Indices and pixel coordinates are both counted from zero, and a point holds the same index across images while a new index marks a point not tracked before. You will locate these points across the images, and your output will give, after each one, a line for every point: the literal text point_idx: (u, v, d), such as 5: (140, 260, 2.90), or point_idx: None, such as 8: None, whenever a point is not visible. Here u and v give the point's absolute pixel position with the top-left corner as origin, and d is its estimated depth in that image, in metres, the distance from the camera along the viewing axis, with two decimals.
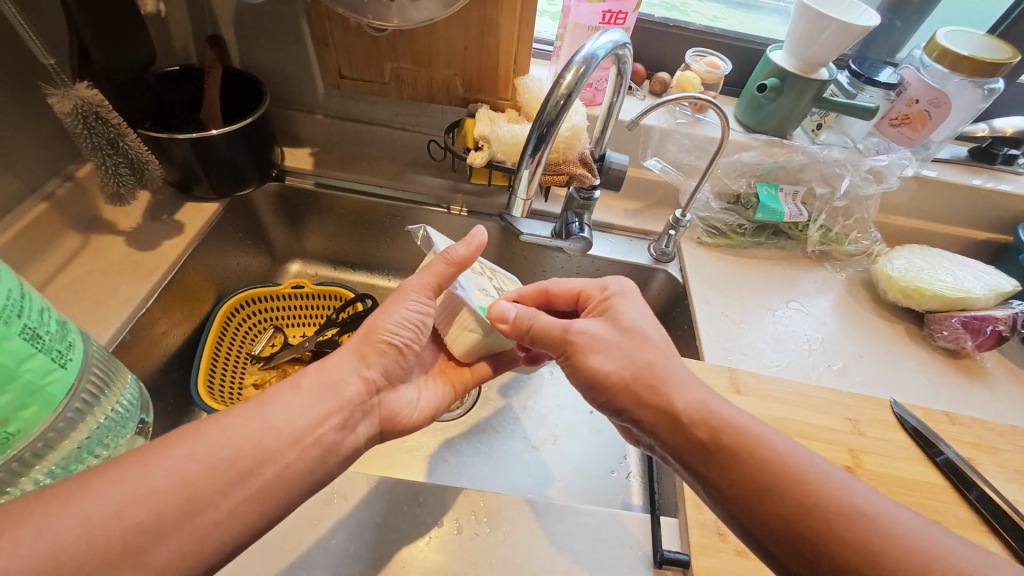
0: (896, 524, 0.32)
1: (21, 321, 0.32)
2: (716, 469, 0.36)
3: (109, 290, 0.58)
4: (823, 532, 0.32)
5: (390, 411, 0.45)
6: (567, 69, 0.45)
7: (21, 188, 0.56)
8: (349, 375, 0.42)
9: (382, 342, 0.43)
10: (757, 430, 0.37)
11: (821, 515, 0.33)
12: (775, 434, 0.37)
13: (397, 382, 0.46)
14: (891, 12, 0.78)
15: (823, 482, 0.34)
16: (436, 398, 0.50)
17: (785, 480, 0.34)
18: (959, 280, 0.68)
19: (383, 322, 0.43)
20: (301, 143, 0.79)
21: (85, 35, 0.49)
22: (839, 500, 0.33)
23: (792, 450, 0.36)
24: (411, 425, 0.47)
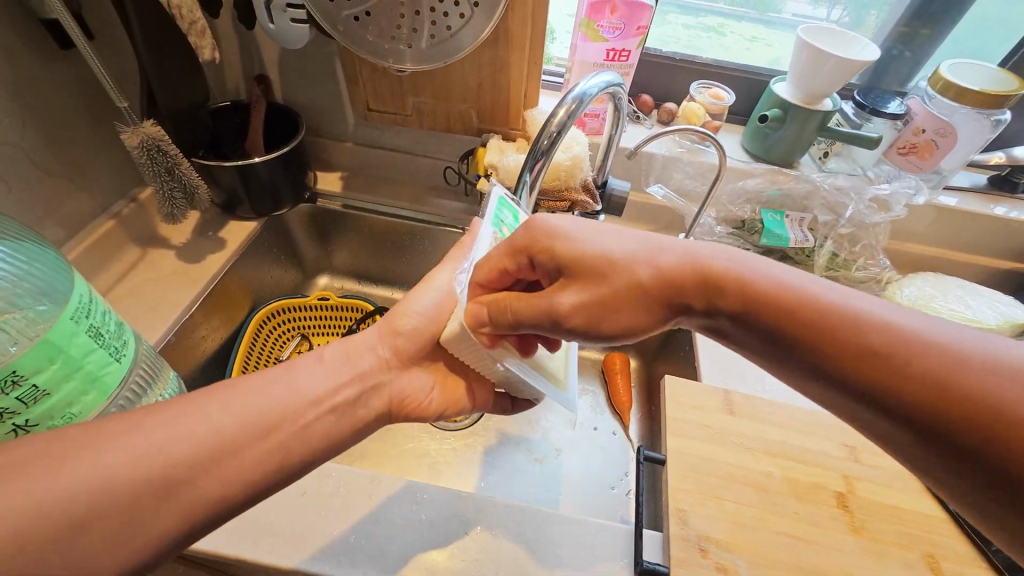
0: (898, 324, 0.31)
1: (88, 321, 0.38)
2: (656, 297, 0.37)
3: (160, 297, 0.66)
4: (839, 349, 0.31)
5: (403, 394, 0.50)
6: (559, 106, 0.49)
7: (94, 208, 0.66)
8: (368, 355, 0.49)
9: (400, 325, 0.50)
10: (652, 252, 0.38)
11: (811, 326, 0.32)
12: (688, 249, 0.38)
13: (409, 369, 0.51)
14: (900, 44, 0.80)
15: (790, 287, 0.34)
16: (443, 396, 0.54)
17: (764, 304, 0.34)
18: (971, 309, 0.67)
19: (406, 308, 0.51)
20: (333, 169, 0.87)
21: (154, 84, 0.58)
22: (826, 308, 0.33)
23: (742, 264, 0.36)
24: (418, 409, 0.51)
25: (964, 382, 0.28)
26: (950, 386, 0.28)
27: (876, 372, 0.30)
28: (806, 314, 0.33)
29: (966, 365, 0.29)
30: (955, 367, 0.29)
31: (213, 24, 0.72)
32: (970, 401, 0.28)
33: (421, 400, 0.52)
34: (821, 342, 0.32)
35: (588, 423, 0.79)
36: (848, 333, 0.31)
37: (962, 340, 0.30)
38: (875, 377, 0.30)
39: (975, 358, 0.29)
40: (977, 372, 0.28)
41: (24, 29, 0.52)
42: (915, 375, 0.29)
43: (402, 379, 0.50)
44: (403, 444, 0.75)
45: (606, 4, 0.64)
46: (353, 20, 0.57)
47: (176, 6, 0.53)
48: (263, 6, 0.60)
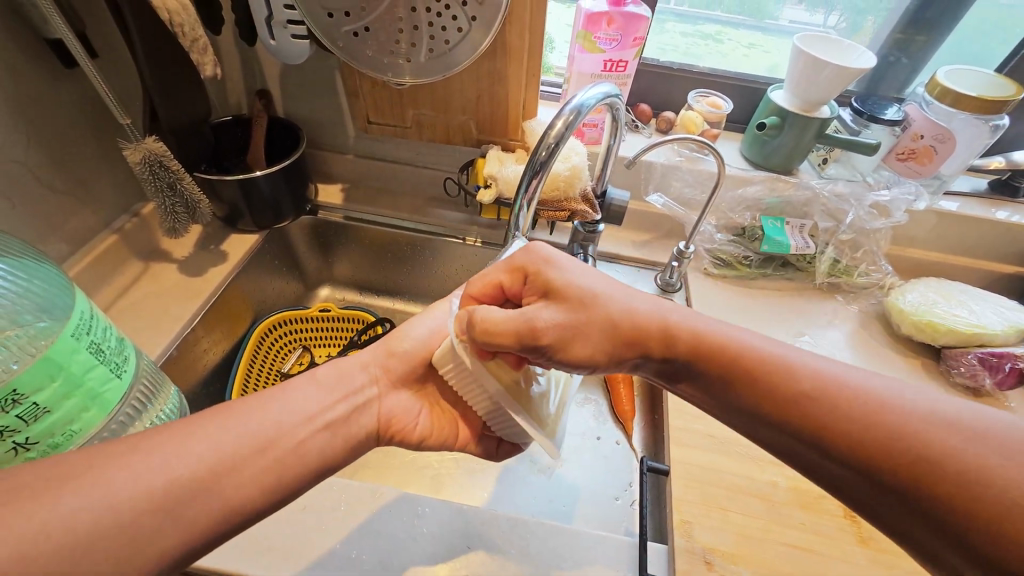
0: (838, 381, 0.34)
1: (89, 337, 0.38)
2: (625, 345, 0.39)
3: (162, 311, 0.66)
4: (786, 402, 0.34)
5: (388, 414, 0.50)
6: (557, 118, 0.49)
7: (97, 223, 0.66)
8: (360, 375, 0.50)
9: (399, 346, 0.52)
10: (623, 300, 0.40)
11: (763, 381, 0.35)
12: (654, 302, 0.40)
13: (401, 390, 0.52)
14: (896, 51, 0.81)
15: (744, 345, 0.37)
16: (431, 426, 0.52)
17: (723, 360, 0.37)
18: (976, 315, 0.67)
19: (407, 331, 0.53)
20: (334, 181, 0.88)
21: (156, 101, 0.58)
22: (775, 365, 0.36)
23: (701, 323, 0.39)
24: (403, 432, 0.50)
25: (897, 436, 0.31)
26: (883, 439, 0.31)
27: (819, 428, 0.33)
28: (757, 369, 0.36)
29: (901, 419, 0.31)
30: (889, 421, 0.31)
31: (215, 41, 0.73)
32: (901, 451, 0.30)
33: (408, 422, 0.51)
34: (771, 397, 0.35)
35: (591, 433, 0.78)
36: (793, 389, 0.34)
37: (901, 396, 0.32)
38: (820, 431, 0.33)
39: (909, 412, 0.31)
40: (912, 426, 0.31)
41: (28, 49, 0.53)
42: (854, 429, 0.32)
43: (393, 399, 0.51)
44: (405, 456, 0.75)
45: (603, 15, 0.64)
46: (353, 36, 0.57)
47: (178, 24, 0.55)
48: (263, 23, 0.61)
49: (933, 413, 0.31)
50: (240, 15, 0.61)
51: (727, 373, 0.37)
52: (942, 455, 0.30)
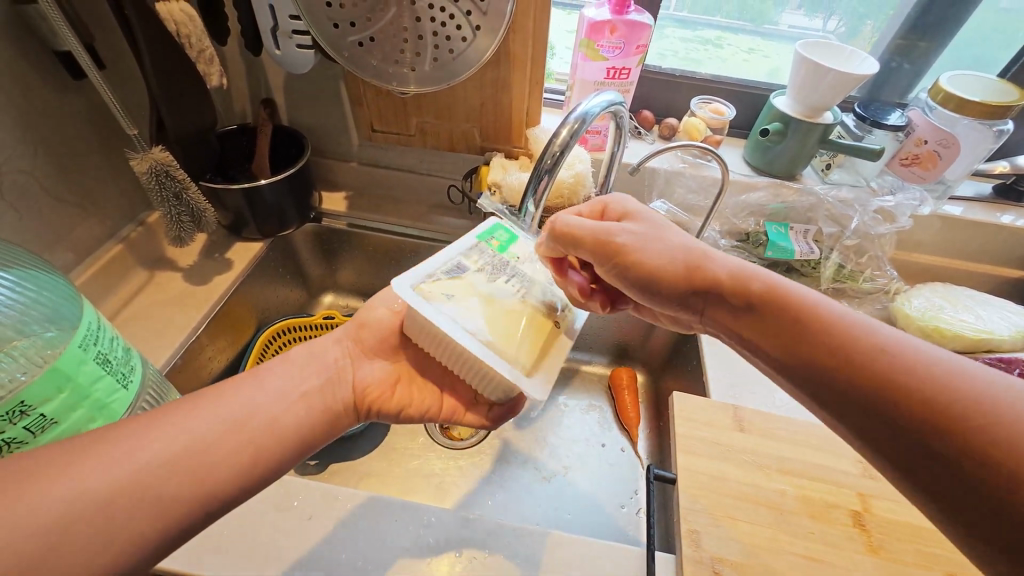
0: (876, 330, 0.33)
1: (96, 348, 0.39)
2: (684, 281, 0.41)
3: (167, 320, 0.66)
4: (809, 339, 0.34)
5: (363, 383, 0.49)
6: (562, 125, 0.49)
7: (103, 232, 0.66)
8: (334, 350, 0.50)
9: (365, 317, 0.52)
10: (694, 250, 0.42)
11: (792, 318, 0.35)
12: (721, 256, 0.41)
13: (372, 361, 0.51)
14: (900, 56, 0.81)
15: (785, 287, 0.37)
16: (407, 395, 0.51)
17: (755, 298, 0.38)
18: (983, 320, 0.66)
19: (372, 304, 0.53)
20: (338, 188, 0.88)
21: (162, 111, 0.59)
22: (809, 309, 0.35)
23: (757, 271, 0.39)
24: (378, 400, 0.49)
25: (922, 384, 0.29)
26: (901, 381, 0.30)
27: (839, 363, 0.32)
28: (788, 307, 0.36)
29: (932, 371, 0.29)
30: (916, 369, 0.30)
31: (221, 51, 0.73)
32: (921, 396, 0.29)
33: (383, 391, 0.50)
34: (796, 333, 0.35)
35: (596, 440, 0.78)
36: (823, 328, 0.34)
37: (940, 356, 0.30)
38: (834, 368, 0.32)
39: (944, 369, 0.29)
40: (938, 377, 0.29)
41: (37, 60, 0.54)
42: (873, 368, 0.31)
43: (364, 369, 0.50)
44: (410, 465, 0.75)
45: (606, 24, 0.65)
46: (357, 46, 0.58)
47: (186, 35, 0.56)
48: (269, 34, 0.62)
49: (968, 375, 0.29)
50: (246, 25, 0.62)
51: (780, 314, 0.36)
52: (961, 408, 0.28)
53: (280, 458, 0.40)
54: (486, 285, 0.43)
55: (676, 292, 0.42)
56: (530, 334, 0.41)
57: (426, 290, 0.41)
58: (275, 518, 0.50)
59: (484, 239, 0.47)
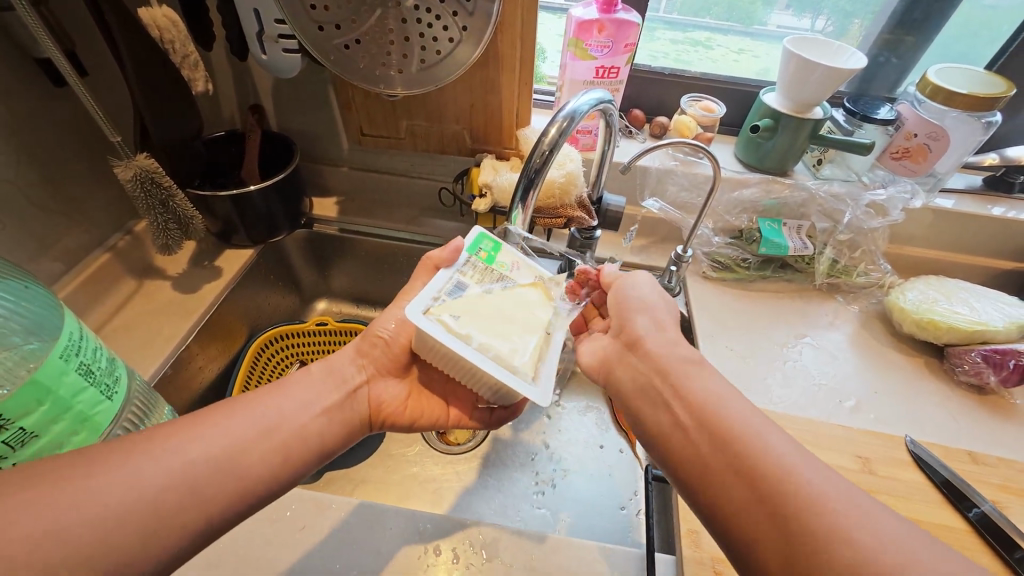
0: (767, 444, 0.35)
1: (78, 358, 0.38)
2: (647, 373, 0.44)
3: (156, 329, 0.66)
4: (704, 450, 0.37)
5: (379, 400, 0.50)
6: (550, 124, 0.49)
7: (90, 242, 0.65)
8: (349, 367, 0.50)
9: (376, 335, 0.51)
10: (665, 349, 0.44)
11: (716, 425, 0.37)
12: (683, 357, 0.43)
13: (383, 376, 0.51)
14: (886, 51, 0.81)
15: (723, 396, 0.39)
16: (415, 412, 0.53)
17: (691, 398, 0.40)
18: (977, 312, 0.66)
19: (380, 320, 0.51)
20: (329, 193, 0.88)
21: (146, 116, 0.58)
22: (732, 420, 0.37)
23: (716, 389, 0.40)
24: (390, 416, 0.51)
25: (806, 518, 0.31)
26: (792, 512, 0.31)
27: (734, 471, 0.35)
28: (715, 415, 0.38)
29: (815, 506, 0.31)
30: (809, 502, 0.31)
31: (208, 58, 0.73)
32: (802, 525, 0.31)
33: (397, 407, 0.52)
34: (709, 437, 0.37)
35: (594, 442, 0.77)
36: (736, 436, 0.36)
37: (832, 493, 0.32)
38: (736, 478, 0.34)
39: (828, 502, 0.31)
40: (822, 517, 0.31)
41: (17, 68, 0.53)
42: (770, 487, 0.33)
43: (377, 386, 0.50)
44: (407, 471, 0.74)
45: (593, 23, 0.65)
46: (343, 49, 0.57)
47: (169, 40, 0.55)
48: (254, 38, 0.61)
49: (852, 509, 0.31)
50: (231, 29, 0.62)
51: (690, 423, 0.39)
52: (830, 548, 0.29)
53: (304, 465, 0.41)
54: (480, 300, 0.43)
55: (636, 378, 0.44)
56: (526, 338, 0.41)
57: (435, 313, 0.41)
58: (269, 527, 0.49)
59: (472, 253, 0.47)
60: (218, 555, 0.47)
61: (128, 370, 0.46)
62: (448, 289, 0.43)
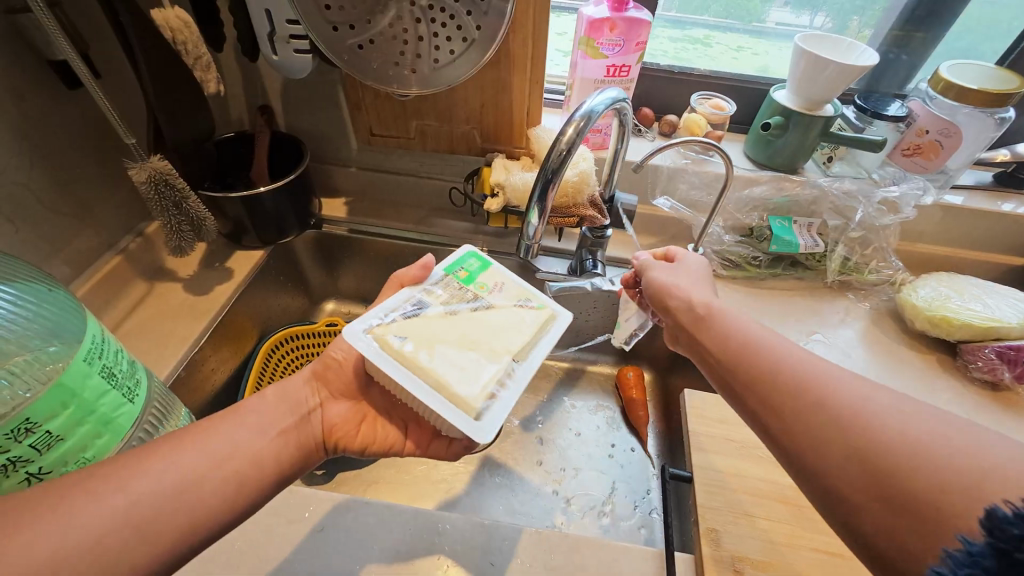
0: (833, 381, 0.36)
1: (101, 362, 0.38)
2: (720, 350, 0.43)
3: (168, 331, 0.66)
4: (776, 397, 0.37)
5: (331, 424, 0.49)
6: (568, 123, 0.49)
7: (101, 244, 0.65)
8: (303, 389, 0.49)
9: (331, 356, 0.52)
10: (735, 322, 0.43)
11: (799, 391, 0.36)
12: (758, 329, 0.42)
13: (336, 397, 0.51)
14: (896, 47, 0.81)
15: (804, 360, 0.38)
16: (371, 437, 0.51)
17: (767, 368, 0.38)
18: (990, 308, 0.66)
19: (336, 343, 0.53)
20: (338, 194, 0.87)
21: (159, 118, 0.58)
22: (816, 383, 0.36)
23: (757, 336, 0.41)
24: (343, 439, 0.49)
25: (912, 469, 0.29)
26: (897, 463, 0.30)
27: (828, 434, 0.33)
28: (790, 384, 0.37)
29: (921, 447, 0.30)
30: (912, 449, 0.30)
31: (217, 58, 0.73)
32: (911, 472, 0.29)
33: (350, 430, 0.50)
34: (791, 407, 0.36)
35: (605, 441, 0.77)
36: (819, 398, 0.35)
37: (945, 433, 0.30)
38: (830, 441, 0.33)
39: (942, 444, 0.30)
40: (935, 461, 0.29)
41: (30, 71, 0.53)
42: (869, 441, 0.32)
43: (330, 407, 0.50)
44: (419, 472, 0.74)
45: (605, 22, 0.65)
46: (357, 49, 0.57)
47: (182, 42, 0.53)
48: (266, 39, 0.61)
49: (974, 444, 0.29)
50: (242, 30, 0.62)
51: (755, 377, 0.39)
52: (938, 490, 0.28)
53: (263, 488, 0.41)
54: (438, 323, 0.42)
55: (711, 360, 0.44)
56: (478, 365, 0.39)
57: (378, 332, 0.41)
58: (287, 529, 0.49)
59: (450, 273, 0.48)
60: (237, 557, 0.47)
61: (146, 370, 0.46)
62: (402, 307, 0.43)
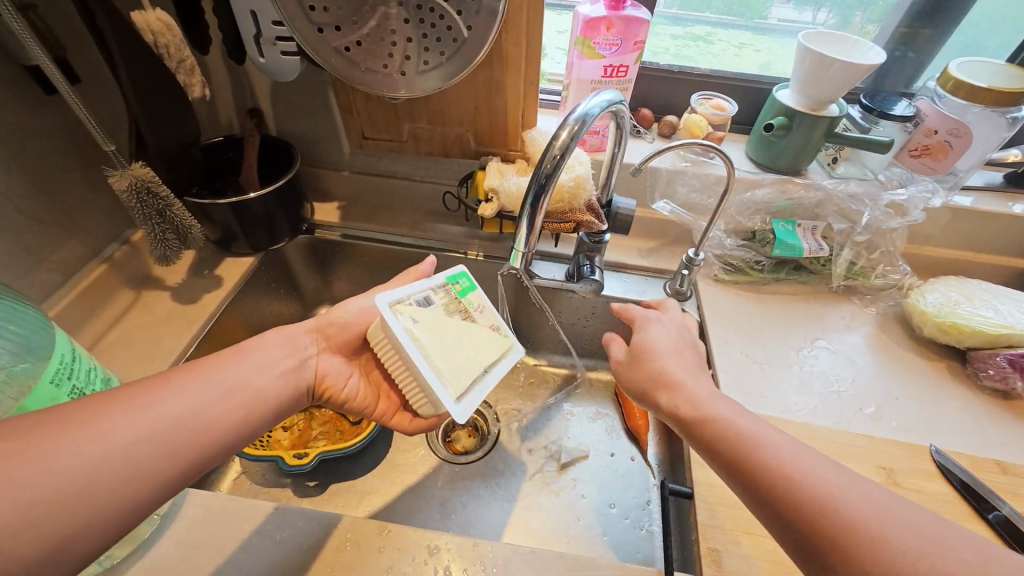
0: (820, 469, 0.35)
1: (70, 382, 0.38)
2: (705, 431, 0.41)
3: (155, 341, 0.64)
4: (769, 489, 0.36)
5: (324, 373, 0.51)
6: (561, 128, 0.47)
7: (87, 252, 0.64)
8: (303, 338, 0.51)
9: (337, 318, 0.53)
10: (715, 400, 0.43)
11: (792, 478, 0.35)
12: (732, 408, 0.42)
13: (333, 351, 0.53)
14: (903, 44, 0.79)
15: (785, 439, 0.38)
16: (356, 395, 0.54)
17: (757, 453, 0.37)
18: (1002, 315, 0.64)
19: (344, 304, 0.54)
20: (330, 198, 0.86)
21: (141, 123, 0.56)
22: (805, 468, 0.36)
23: (732, 413, 0.41)
24: (332, 391, 0.52)
25: (913, 562, 0.30)
26: (900, 556, 0.30)
27: (827, 528, 0.32)
28: (783, 472, 0.36)
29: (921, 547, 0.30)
30: (908, 540, 0.31)
31: (203, 62, 0.71)
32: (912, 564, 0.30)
33: (340, 384, 0.52)
34: (780, 496, 0.35)
35: (604, 450, 0.75)
36: (812, 487, 0.34)
37: (927, 522, 0.32)
38: (824, 537, 0.32)
39: (930, 533, 0.31)
40: (930, 555, 0.30)
41: (6, 76, 0.51)
42: (868, 534, 0.31)
43: (325, 360, 0.52)
44: (413, 483, 0.72)
45: (601, 21, 0.63)
46: (344, 52, 0.55)
47: (164, 45, 0.54)
48: (252, 42, 0.59)
49: (958, 536, 0.31)
50: (226, 31, 0.60)
51: (740, 462, 0.38)
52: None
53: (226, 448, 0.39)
54: (443, 321, 0.46)
55: (694, 439, 0.42)
56: (466, 365, 0.44)
57: (398, 310, 0.44)
58: (271, 549, 0.47)
59: (450, 283, 0.50)
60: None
61: (112, 380, 0.45)
62: (416, 296, 0.46)
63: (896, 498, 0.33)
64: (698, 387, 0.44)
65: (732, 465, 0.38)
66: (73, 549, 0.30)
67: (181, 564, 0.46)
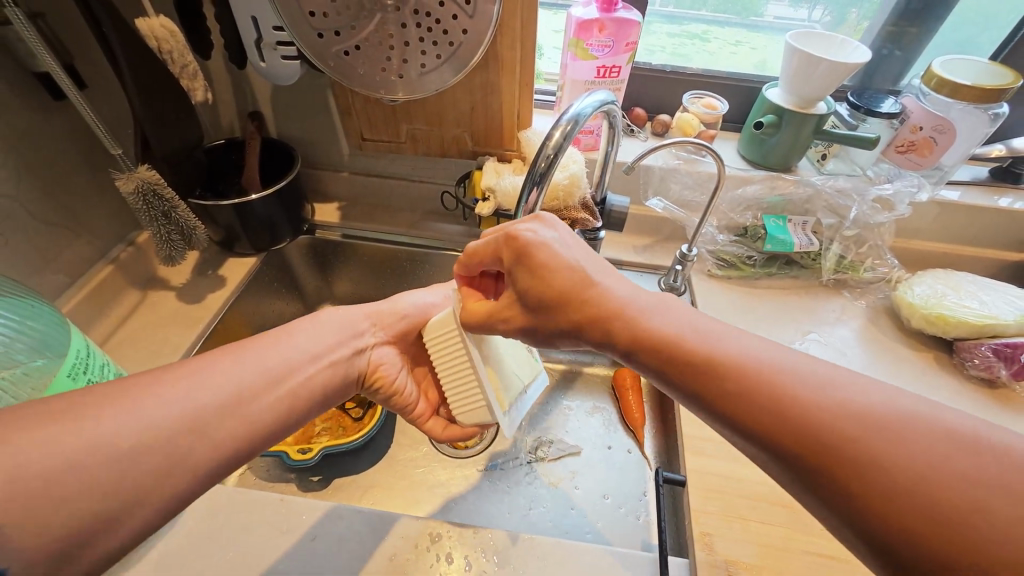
0: (810, 378, 0.30)
1: (85, 376, 0.40)
2: (654, 361, 0.35)
3: (161, 340, 0.66)
4: (754, 411, 0.30)
5: (378, 363, 0.54)
6: (554, 127, 0.48)
7: (93, 254, 0.65)
8: (363, 322, 0.54)
9: (399, 309, 0.57)
10: (657, 314, 0.36)
11: (766, 400, 0.30)
12: (686, 322, 0.35)
13: (389, 341, 0.56)
14: (889, 43, 0.81)
15: (746, 348, 0.33)
16: (406, 389, 0.56)
17: (712, 376, 0.32)
18: (986, 306, 0.66)
19: (403, 298, 0.58)
20: (330, 199, 0.87)
21: (147, 127, 0.57)
22: (778, 383, 0.30)
23: (688, 323, 0.35)
24: (387, 381, 0.54)
25: (919, 461, 0.26)
26: (902, 466, 0.26)
27: (812, 450, 0.28)
28: (755, 393, 0.31)
29: (934, 444, 0.26)
30: (908, 443, 0.27)
31: (205, 66, 0.72)
32: (921, 475, 0.26)
33: (394, 375, 0.55)
34: (769, 419, 0.30)
35: (602, 443, 0.77)
36: (787, 408, 0.29)
37: (911, 403, 0.28)
38: (819, 457, 0.28)
39: (911, 420, 0.27)
40: (930, 455, 0.26)
41: (14, 83, 0.52)
42: (859, 447, 0.27)
43: (382, 349, 0.55)
44: (415, 477, 0.74)
45: (594, 23, 0.64)
46: (343, 55, 0.56)
47: (167, 51, 0.56)
48: (253, 47, 0.61)
49: (947, 418, 0.27)
50: (228, 36, 0.61)
51: (710, 386, 0.32)
52: (958, 500, 0.25)
53: None
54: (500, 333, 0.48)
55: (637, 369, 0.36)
56: (512, 378, 0.48)
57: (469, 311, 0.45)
58: (280, 538, 0.49)
59: None
60: (230, 566, 0.47)
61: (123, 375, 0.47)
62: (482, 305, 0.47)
63: (876, 390, 0.29)
64: (638, 303, 0.36)
65: (701, 391, 0.33)
66: (114, 544, 0.31)
67: (192, 555, 0.47)
